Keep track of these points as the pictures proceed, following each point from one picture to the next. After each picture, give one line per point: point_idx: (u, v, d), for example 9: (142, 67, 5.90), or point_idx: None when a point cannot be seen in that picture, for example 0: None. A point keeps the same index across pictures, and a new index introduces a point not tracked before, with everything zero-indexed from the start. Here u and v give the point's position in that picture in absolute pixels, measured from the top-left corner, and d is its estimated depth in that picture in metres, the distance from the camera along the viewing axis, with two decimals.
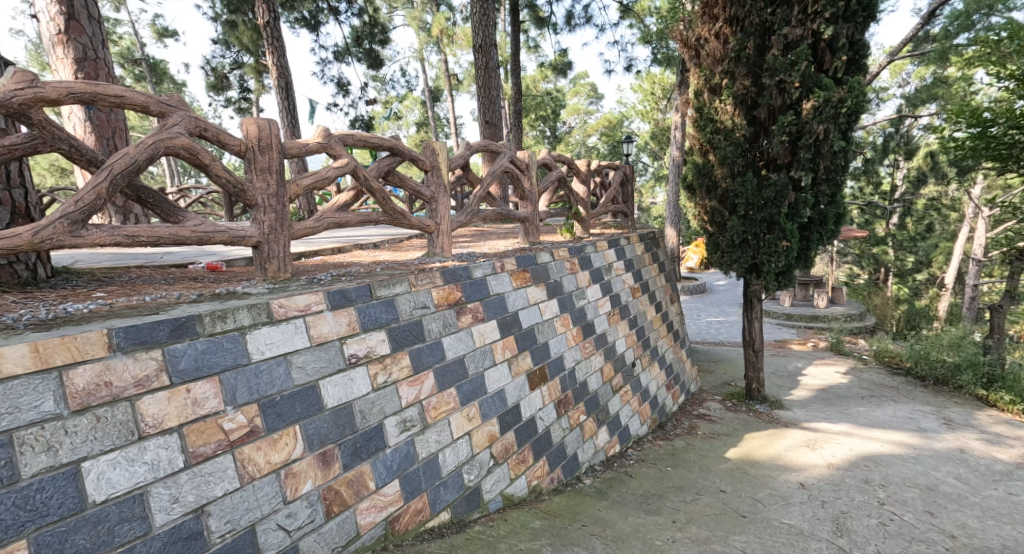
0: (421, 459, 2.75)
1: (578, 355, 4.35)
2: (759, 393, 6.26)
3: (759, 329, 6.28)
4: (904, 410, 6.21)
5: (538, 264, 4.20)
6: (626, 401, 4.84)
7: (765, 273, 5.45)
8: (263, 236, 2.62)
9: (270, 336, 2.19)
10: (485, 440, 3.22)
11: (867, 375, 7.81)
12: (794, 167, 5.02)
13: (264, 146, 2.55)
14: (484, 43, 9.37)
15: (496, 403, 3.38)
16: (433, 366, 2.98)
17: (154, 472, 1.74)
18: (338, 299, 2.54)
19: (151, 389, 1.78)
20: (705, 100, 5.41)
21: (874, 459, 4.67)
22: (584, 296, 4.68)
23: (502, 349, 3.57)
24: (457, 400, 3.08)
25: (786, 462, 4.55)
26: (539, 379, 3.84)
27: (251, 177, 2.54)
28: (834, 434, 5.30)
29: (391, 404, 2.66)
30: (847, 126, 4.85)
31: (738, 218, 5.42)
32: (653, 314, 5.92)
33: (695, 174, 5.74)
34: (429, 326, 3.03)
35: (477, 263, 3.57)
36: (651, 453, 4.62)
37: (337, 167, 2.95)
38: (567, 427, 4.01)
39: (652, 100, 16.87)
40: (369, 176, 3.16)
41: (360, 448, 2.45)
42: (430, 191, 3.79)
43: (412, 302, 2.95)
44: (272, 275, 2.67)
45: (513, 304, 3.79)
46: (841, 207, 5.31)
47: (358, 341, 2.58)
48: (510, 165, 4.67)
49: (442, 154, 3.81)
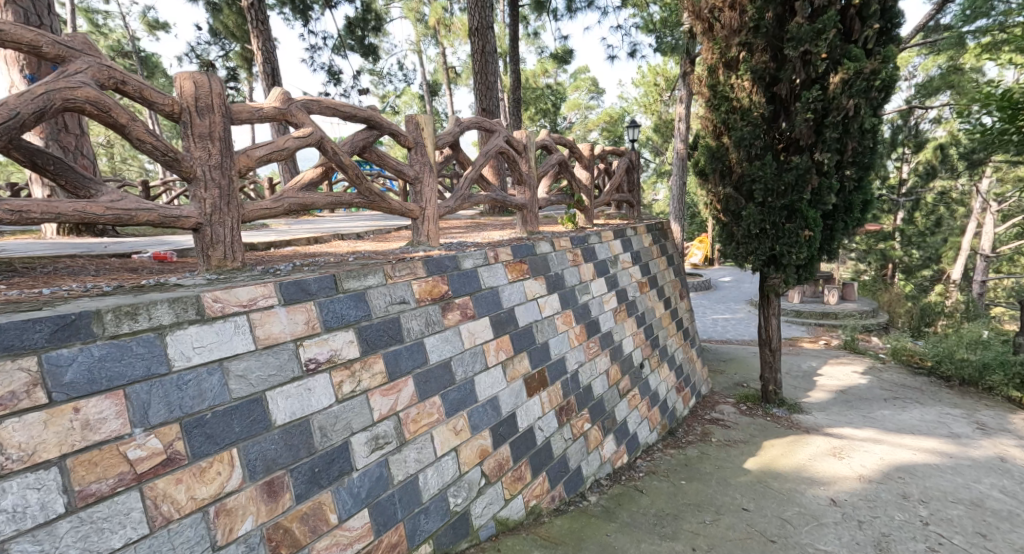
0: (396, 483, 2.32)
1: (581, 357, 3.91)
2: (776, 396, 5.81)
3: (777, 327, 5.85)
4: (932, 414, 5.77)
5: (537, 255, 3.76)
6: (634, 405, 4.40)
7: (785, 266, 5.02)
8: (205, 217, 2.16)
9: (200, 338, 1.75)
10: (475, 456, 2.78)
11: (886, 375, 7.36)
12: (818, 149, 4.59)
13: (203, 106, 2.10)
14: (480, 27, 8.93)
15: (488, 413, 2.95)
16: (413, 372, 2.55)
17: (18, 522, 1.35)
18: (293, 292, 2.10)
19: (18, 412, 1.38)
20: (719, 76, 4.98)
21: (908, 470, 4.24)
22: (588, 290, 4.24)
23: (495, 351, 3.13)
24: (441, 411, 2.64)
25: (812, 473, 4.13)
26: (538, 384, 3.40)
27: (188, 145, 2.09)
28: (860, 440, 4.87)
29: (360, 418, 2.23)
30: (878, 102, 4.41)
31: (755, 206, 4.99)
32: (662, 310, 5.48)
33: (707, 158, 5.30)
34: (409, 324, 2.60)
35: (467, 252, 3.13)
36: (663, 464, 4.19)
37: (298, 137, 2.48)
38: (570, 436, 3.58)
39: (654, 93, 16.45)
40: (340, 151, 2.72)
41: (319, 474, 2.02)
42: (414, 170, 3.34)
43: (387, 297, 2.51)
44: (216, 264, 2.21)
45: (509, 300, 3.35)
46: (868, 194, 4.87)
47: (319, 343, 2.14)
48: (506, 146, 4.22)
49: (427, 129, 3.37)
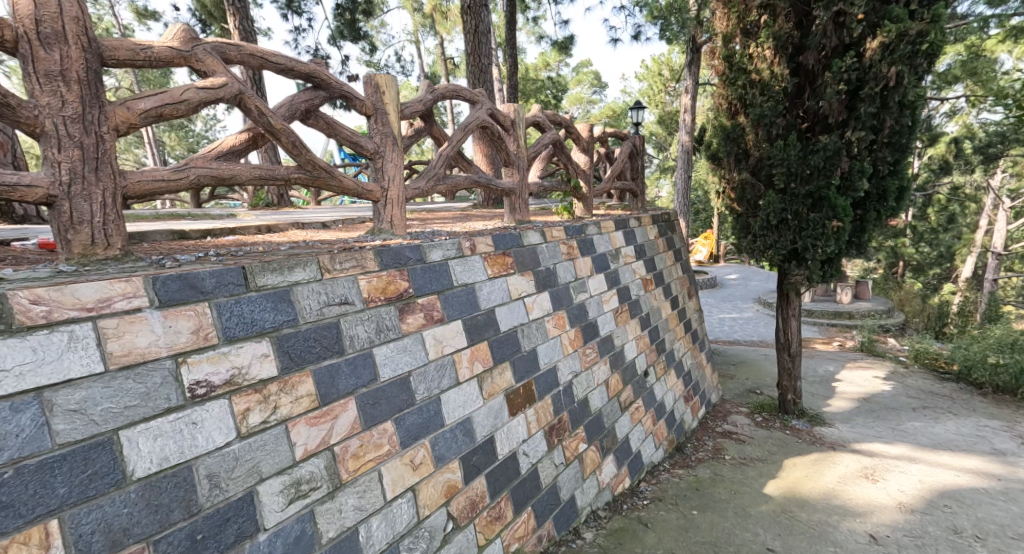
0: (325, 542, 1.77)
1: (576, 366, 3.35)
2: (795, 406, 5.25)
3: (796, 329, 5.29)
4: (969, 426, 5.20)
5: (523, 246, 3.19)
6: (637, 420, 3.85)
7: (808, 261, 4.46)
8: (61, 188, 1.58)
9: (5, 357, 1.23)
10: (440, 495, 2.24)
11: (911, 381, 6.77)
12: (851, 127, 4.02)
13: (48, 33, 1.51)
14: (473, 4, 8.22)
15: (458, 440, 2.40)
16: (357, 393, 1.99)
17: None
18: (176, 291, 1.54)
19: None
20: (735, 46, 4.41)
21: (954, 496, 3.70)
22: (584, 288, 3.67)
23: (469, 362, 2.56)
24: (395, 441, 2.10)
25: (845, 500, 3.59)
26: (522, 400, 2.84)
27: (30, 86, 1.52)
28: (893, 458, 4.31)
29: (274, 457, 1.68)
30: (923, 71, 3.81)
31: (776, 193, 4.44)
32: (669, 311, 4.91)
33: (721, 140, 4.76)
34: (353, 332, 2.04)
35: (435, 242, 2.56)
36: (671, 488, 3.65)
37: (205, 86, 1.88)
38: (562, 461, 3.03)
39: (658, 83, 15.85)
40: (268, 111, 2.12)
41: (203, 542, 1.47)
42: (374, 143, 2.75)
43: (322, 296, 1.95)
44: (79, 252, 1.62)
45: (487, 299, 2.79)
46: (905, 179, 4.27)
47: (212, 360, 1.58)
48: (489, 119, 3.65)
49: (390, 93, 2.78)
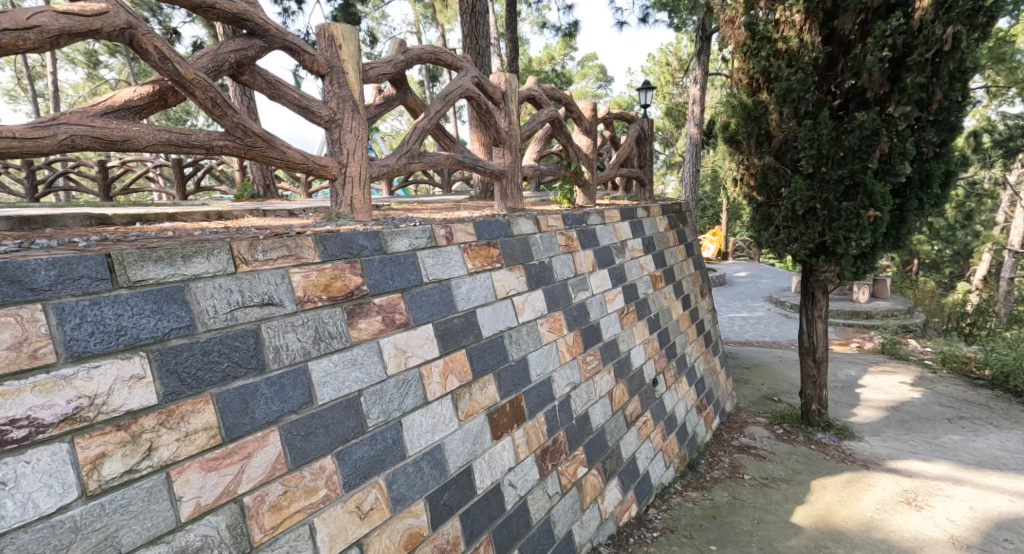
0: None
1: (574, 376, 2.85)
2: (820, 417, 4.73)
3: (822, 332, 4.77)
4: (1013, 440, 4.67)
5: (512, 236, 2.70)
6: (646, 436, 3.35)
7: (840, 256, 3.94)
8: None
9: None
10: (399, 547, 1.76)
11: (941, 387, 6.23)
12: (893, 101, 3.50)
13: None
14: None
15: (424, 475, 1.91)
16: (282, 422, 1.51)
17: None
18: None
19: None
20: (759, 11, 3.89)
21: (1013, 527, 3.20)
22: (585, 285, 3.18)
23: (441, 376, 2.08)
24: (337, 482, 1.62)
25: (886, 532, 3.11)
26: (508, 420, 2.35)
27: None
28: (935, 479, 3.80)
29: (144, 521, 1.23)
30: (981, 33, 3.29)
31: (803, 178, 3.91)
32: (680, 311, 4.42)
33: (740, 120, 4.23)
34: (281, 342, 1.55)
35: (401, 228, 2.07)
36: (684, 517, 3.16)
37: (68, 10, 1.41)
38: (556, 490, 2.54)
39: (665, 75, 15.32)
40: (173, 55, 1.64)
41: None
42: (329, 108, 2.24)
43: (234, 295, 1.47)
44: None
45: (467, 298, 2.30)
46: (951, 162, 3.74)
47: (42, 389, 1.13)
48: (475, 89, 3.15)
49: (349, 47, 2.28)
